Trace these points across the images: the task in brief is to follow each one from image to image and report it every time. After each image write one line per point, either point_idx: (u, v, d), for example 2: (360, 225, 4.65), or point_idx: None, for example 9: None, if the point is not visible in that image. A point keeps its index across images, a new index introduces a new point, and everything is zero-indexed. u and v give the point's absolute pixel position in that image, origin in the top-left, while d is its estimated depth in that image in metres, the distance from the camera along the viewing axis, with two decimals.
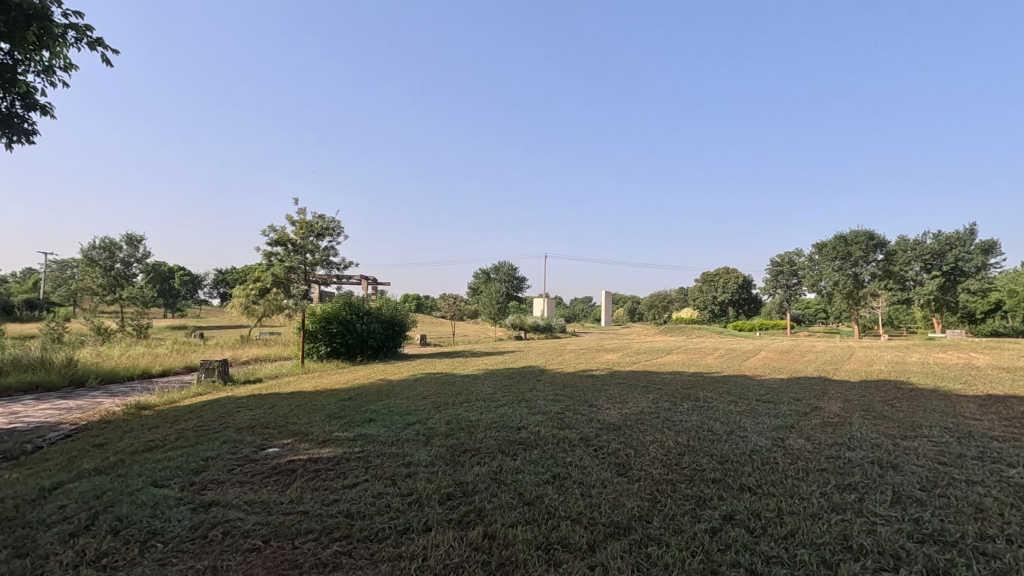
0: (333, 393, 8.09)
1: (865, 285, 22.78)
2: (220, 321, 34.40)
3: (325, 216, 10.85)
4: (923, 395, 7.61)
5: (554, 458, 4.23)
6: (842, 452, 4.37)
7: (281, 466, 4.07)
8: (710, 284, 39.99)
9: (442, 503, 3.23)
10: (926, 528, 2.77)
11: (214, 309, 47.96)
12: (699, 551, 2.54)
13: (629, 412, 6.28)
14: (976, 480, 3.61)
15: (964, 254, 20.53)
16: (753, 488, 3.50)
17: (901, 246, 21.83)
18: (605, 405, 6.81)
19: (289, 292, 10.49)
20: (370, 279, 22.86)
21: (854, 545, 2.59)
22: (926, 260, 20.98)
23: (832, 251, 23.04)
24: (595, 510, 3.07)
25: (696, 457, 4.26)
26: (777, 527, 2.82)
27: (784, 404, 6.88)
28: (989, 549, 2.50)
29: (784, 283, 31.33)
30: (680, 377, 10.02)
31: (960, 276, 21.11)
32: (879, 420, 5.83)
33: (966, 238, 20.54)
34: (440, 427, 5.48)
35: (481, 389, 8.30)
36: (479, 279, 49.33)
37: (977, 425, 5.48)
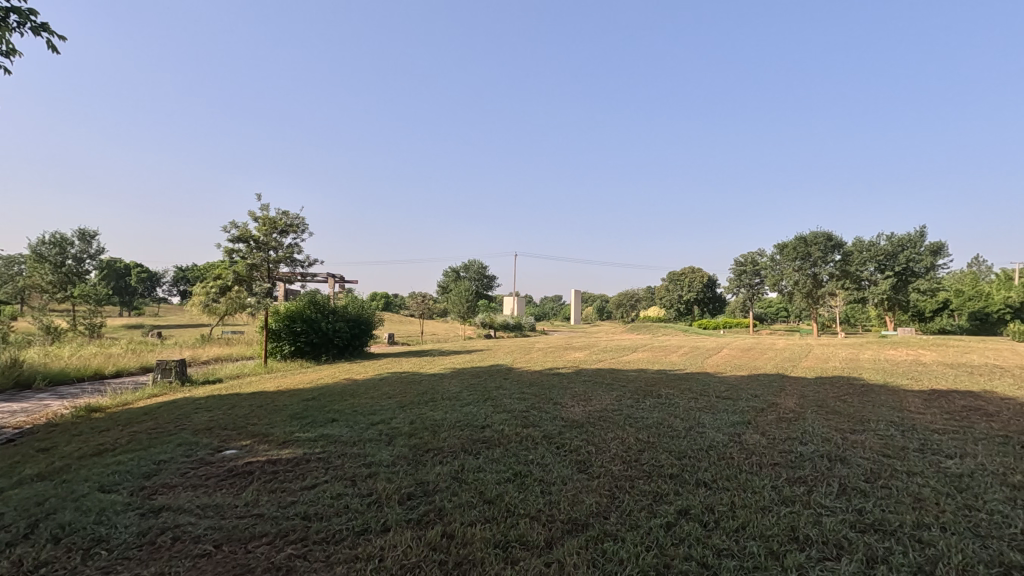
0: (294, 393, 7.85)
1: (824, 284, 23.68)
2: (180, 321, 33.01)
3: (288, 211, 10.52)
4: (873, 391, 7.90)
5: (515, 456, 4.23)
6: (794, 446, 4.50)
7: (237, 468, 3.93)
8: (676, 284, 40.49)
9: (401, 504, 3.17)
10: (867, 518, 2.87)
11: (173, 308, 46.24)
12: (654, 546, 2.57)
13: (592, 410, 6.31)
14: (916, 470, 3.76)
15: (914, 255, 21.48)
16: (707, 483, 3.56)
17: (857, 247, 22.72)
18: (570, 403, 6.82)
19: (251, 289, 10.16)
20: (336, 276, 22.13)
21: (800, 536, 2.67)
22: (879, 261, 21.89)
23: (792, 251, 24.03)
24: (554, 508, 3.07)
25: (655, 453, 4.33)
26: (729, 521, 2.87)
27: (742, 401, 7.04)
28: (924, 537, 2.61)
29: (748, 283, 32.25)
30: (644, 374, 10.15)
31: (911, 277, 21.90)
32: (831, 415, 6.03)
33: (916, 239, 21.47)
34: (403, 426, 5.40)
35: (445, 388, 8.17)
36: (448, 278, 48.66)
37: (920, 419, 5.73)
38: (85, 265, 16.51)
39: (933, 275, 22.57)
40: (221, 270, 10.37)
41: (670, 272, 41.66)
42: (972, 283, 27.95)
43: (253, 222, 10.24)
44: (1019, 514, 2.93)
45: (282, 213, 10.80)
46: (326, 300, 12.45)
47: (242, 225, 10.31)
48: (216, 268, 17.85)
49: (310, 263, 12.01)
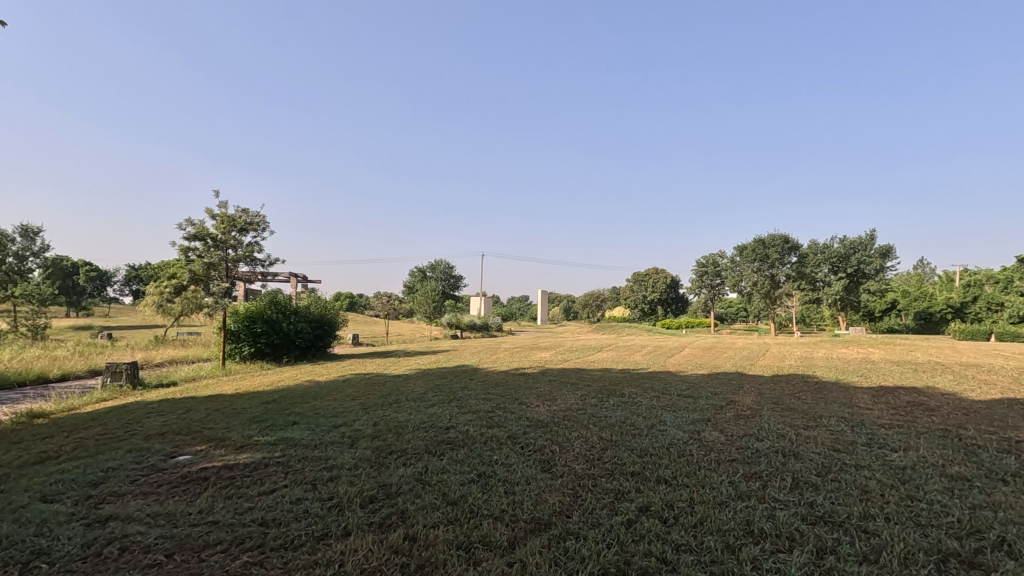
0: (253, 396, 7.62)
1: (781, 285, 24.35)
2: (132, 321, 31.69)
3: (248, 209, 10.15)
4: (826, 388, 8.21)
5: (479, 457, 4.21)
6: (751, 442, 4.62)
7: (191, 474, 3.77)
8: (641, 284, 41.14)
9: (363, 506, 3.11)
10: (818, 511, 2.98)
11: (124, 309, 44.27)
12: (615, 542, 2.60)
13: (557, 410, 6.35)
14: (863, 464, 3.92)
15: (865, 257, 22.68)
16: (668, 480, 3.61)
17: (812, 250, 23.70)
18: (535, 403, 6.85)
19: (208, 289, 9.73)
20: (299, 275, 21.57)
21: (756, 530, 2.74)
22: (833, 263, 22.92)
23: (751, 253, 24.53)
24: (517, 508, 3.07)
25: (618, 451, 4.38)
26: (688, 516, 2.93)
27: (703, 398, 7.20)
28: (869, 527, 2.73)
29: (709, 283, 33.18)
30: (609, 374, 10.29)
31: (861, 278, 23.22)
32: (786, 411, 6.24)
33: (867, 242, 22.80)
34: (366, 428, 5.30)
35: (411, 390, 8.07)
36: (414, 278, 48.12)
37: (868, 414, 5.98)
38: (27, 262, 15.41)
39: (881, 276, 24.12)
40: (176, 269, 9.88)
41: (635, 273, 42.28)
42: (916, 284, 29.50)
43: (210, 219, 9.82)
44: (957, 503, 3.10)
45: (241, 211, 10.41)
46: (287, 300, 12.13)
47: (198, 222, 9.87)
48: (172, 266, 17.06)
49: (272, 262, 11.64)
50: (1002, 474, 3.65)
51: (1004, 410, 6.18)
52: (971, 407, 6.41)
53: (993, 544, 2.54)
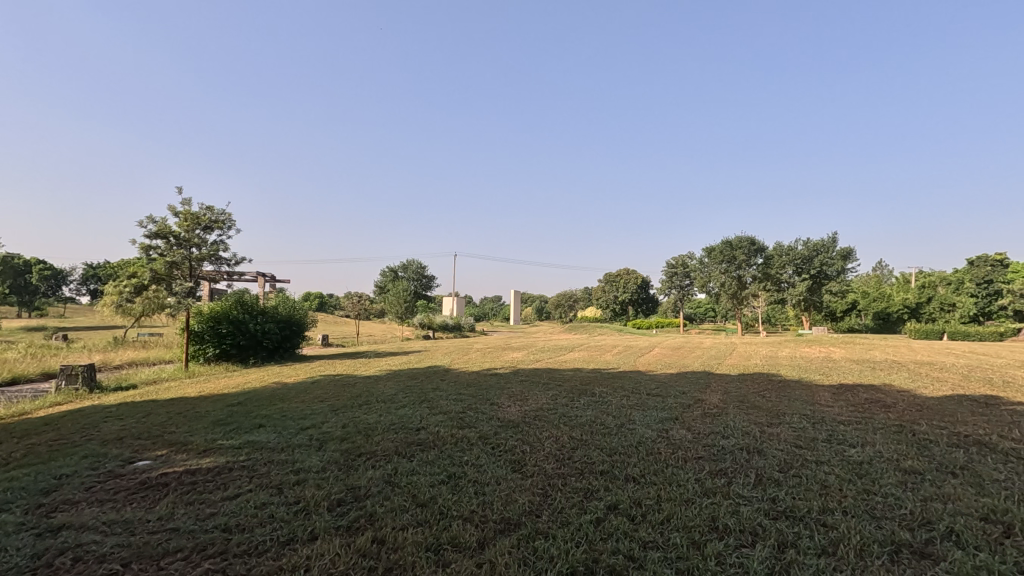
0: (218, 398, 7.41)
1: (747, 286, 24.90)
2: (89, 321, 30.49)
3: (213, 206, 9.57)
4: (789, 386, 8.46)
5: (450, 458, 4.19)
6: (717, 440, 4.72)
7: (151, 480, 3.63)
8: (612, 285, 41.56)
9: (330, 510, 3.06)
10: (780, 506, 3.06)
11: (81, 309, 42.61)
12: (585, 541, 2.61)
13: (528, 410, 6.37)
14: (823, 459, 4.04)
15: (828, 259, 23.25)
16: (636, 478, 3.66)
17: (778, 252, 24.33)
18: (506, 403, 6.85)
19: (170, 289, 9.15)
20: (268, 275, 21.06)
21: (721, 525, 2.80)
22: (797, 264, 23.49)
23: (719, 255, 25.26)
24: (487, 508, 3.06)
25: (588, 450, 4.42)
26: (655, 514, 2.97)
27: (671, 397, 7.33)
28: (828, 521, 2.81)
29: (679, 284, 33.92)
30: (580, 373, 10.39)
31: (824, 279, 23.94)
32: (751, 409, 6.40)
33: (830, 245, 23.31)
34: (335, 431, 5.21)
35: (381, 391, 7.96)
36: (386, 277, 47.58)
37: (829, 411, 6.19)
38: None
39: (843, 277, 24.95)
40: (137, 268, 9.29)
41: (607, 273, 42.70)
42: (876, 286, 30.62)
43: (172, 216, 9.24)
44: (909, 495, 3.22)
45: (205, 207, 9.74)
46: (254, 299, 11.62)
47: (160, 220, 9.29)
48: (132, 264, 16.32)
49: (238, 260, 11.21)
50: (951, 466, 3.81)
51: (954, 406, 6.46)
52: (925, 403, 6.69)
53: (942, 534, 2.65)
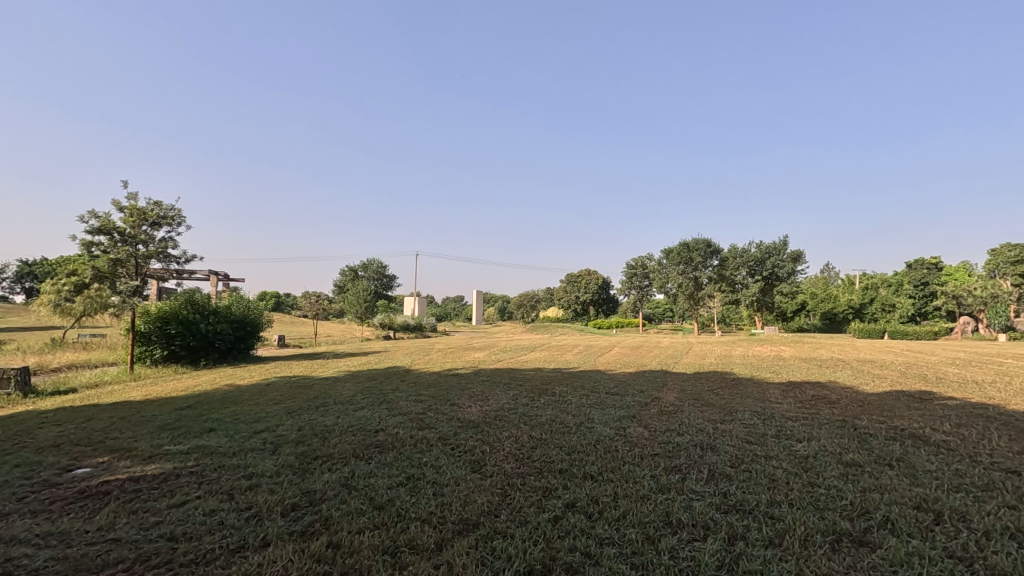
0: (166, 401, 7.12)
1: (703, 287, 25.80)
2: (25, 321, 28.76)
3: (163, 201, 8.84)
4: (742, 383, 8.77)
5: (409, 459, 4.16)
6: (672, 437, 4.86)
7: (90, 489, 3.46)
8: (574, 285, 41.98)
9: (284, 515, 2.99)
10: (731, 500, 3.18)
11: (16, 308, 40.15)
12: (542, 539, 2.65)
13: (489, 410, 6.38)
14: (772, 454, 4.22)
15: (778, 262, 24.15)
16: (594, 476, 3.72)
17: (732, 254, 25.14)
18: (467, 404, 6.85)
19: (114, 288, 8.33)
20: (221, 274, 20.30)
21: (674, 520, 2.88)
22: (751, 266, 24.34)
23: (677, 257, 25.68)
24: (445, 509, 3.05)
25: (547, 449, 4.46)
26: (612, 511, 3.03)
27: (629, 396, 7.49)
28: (776, 513, 2.94)
29: (639, 284, 34.75)
30: (541, 373, 10.47)
31: (776, 281, 24.76)
32: (706, 407, 6.60)
33: (780, 248, 24.21)
34: (291, 433, 5.09)
35: (338, 393, 7.80)
36: (345, 276, 46.65)
37: (778, 408, 6.45)
38: None
39: (793, 279, 26.00)
40: (77, 265, 8.47)
41: (568, 273, 43.10)
42: (823, 287, 32.03)
43: (117, 211, 8.49)
44: (851, 486, 3.39)
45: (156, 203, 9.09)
46: (204, 298, 10.92)
47: (102, 213, 8.52)
48: (72, 261, 15.42)
49: (189, 257, 10.63)
50: (889, 458, 4.04)
51: (892, 401, 6.84)
52: (866, 399, 7.05)
53: (879, 523, 2.81)
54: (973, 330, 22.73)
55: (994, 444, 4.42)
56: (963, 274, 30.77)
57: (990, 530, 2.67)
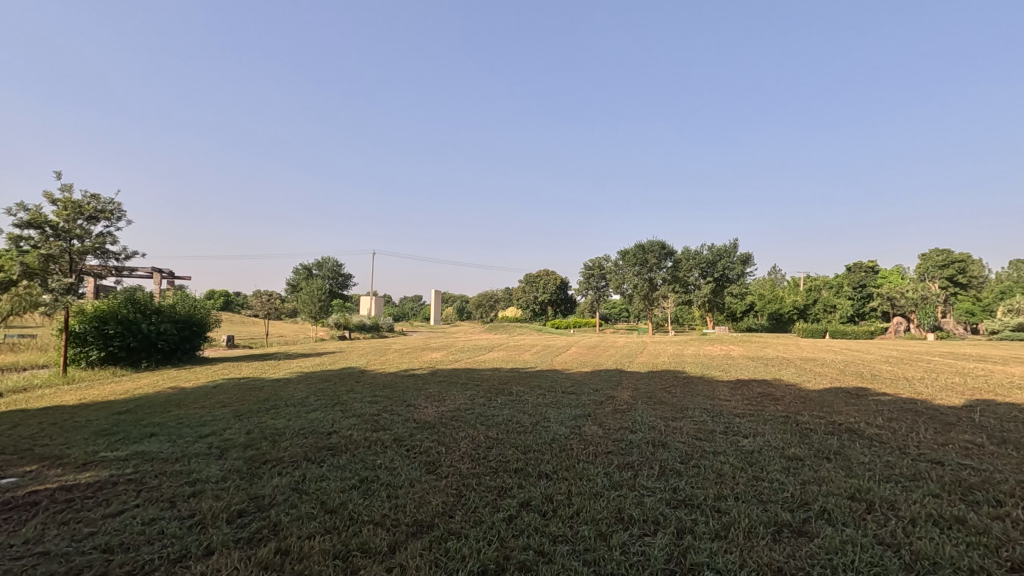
0: (102, 405, 6.75)
1: (658, 288, 26.23)
2: None
3: (100, 194, 8.45)
4: (693, 382, 9.07)
5: (363, 462, 4.12)
6: (625, 435, 4.99)
7: (15, 500, 3.26)
8: (532, 285, 42.17)
9: (229, 522, 2.91)
10: (680, 495, 3.30)
11: None
12: (495, 539, 2.68)
13: (445, 410, 6.37)
14: (719, 450, 4.39)
15: (728, 264, 25.39)
16: (548, 474, 3.79)
17: (685, 255, 25.98)
18: (423, 404, 6.81)
19: (46, 285, 7.70)
20: (165, 273, 19.32)
21: (626, 517, 2.96)
22: (703, 268, 25.52)
23: (633, 259, 26.08)
24: (400, 511, 3.04)
25: (503, 449, 4.50)
26: (565, 508, 3.10)
27: (585, 395, 7.61)
28: (721, 507, 3.07)
29: (596, 284, 35.36)
30: (498, 373, 10.50)
31: (726, 282, 26.05)
32: (658, 405, 6.79)
33: (731, 251, 25.36)
34: (238, 437, 4.94)
35: (290, 395, 7.59)
36: (299, 274, 45.29)
37: (726, 405, 6.71)
38: None
39: (742, 280, 27.00)
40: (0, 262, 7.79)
41: (527, 273, 43.31)
42: (770, 288, 33.40)
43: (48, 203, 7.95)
44: (791, 479, 3.57)
45: (91, 196, 8.58)
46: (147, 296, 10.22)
47: (31, 206, 7.95)
48: None
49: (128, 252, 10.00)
50: (827, 452, 4.27)
51: (831, 397, 7.21)
52: (808, 396, 7.42)
53: (816, 514, 2.98)
54: (905, 329, 24.20)
55: (920, 436, 4.75)
56: (897, 277, 32.73)
57: (917, 517, 2.87)
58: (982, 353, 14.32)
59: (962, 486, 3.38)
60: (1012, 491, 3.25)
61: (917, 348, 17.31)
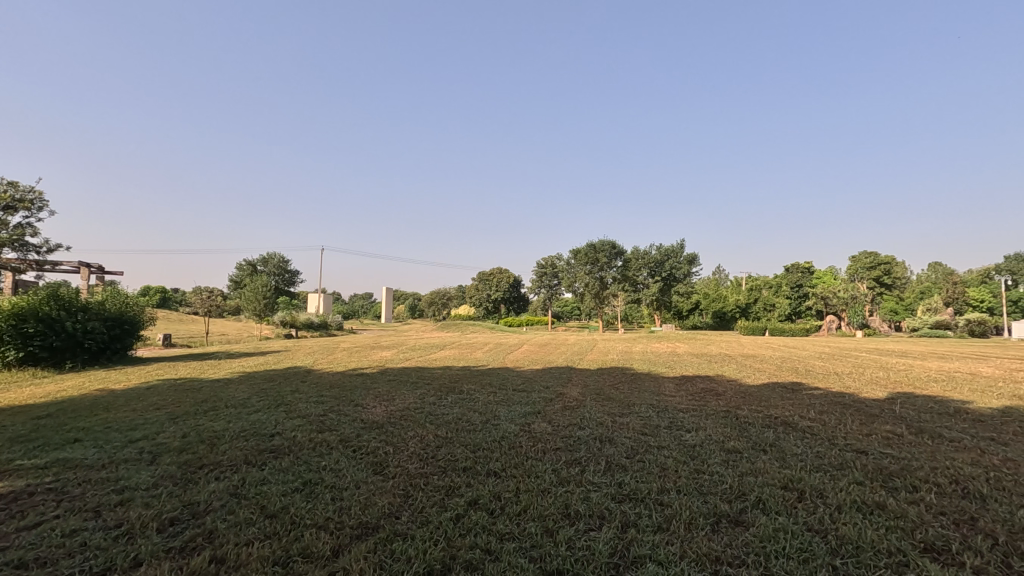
0: (17, 410, 5.91)
1: (608, 287, 26.52)
2: None
3: (17, 182, 7.70)
4: (641, 378, 9.10)
5: (306, 463, 3.65)
6: (573, 431, 4.83)
7: None
8: (484, 283, 41.94)
9: (161, 531, 2.45)
10: (625, 489, 3.09)
11: None
12: (442, 539, 2.36)
13: (394, 409, 6.02)
14: (664, 445, 4.28)
15: (676, 264, 25.90)
16: (497, 472, 3.51)
17: (635, 255, 26.17)
18: (372, 404, 6.42)
19: None
20: (92, 268, 17.73)
21: (571, 512, 2.71)
22: (651, 268, 25.88)
23: (584, 257, 26.62)
24: (344, 513, 2.66)
25: (453, 448, 4.16)
26: (513, 505, 2.81)
27: (535, 392, 7.47)
28: (666, 500, 2.89)
29: (548, 284, 35.56)
30: (448, 371, 10.20)
31: (673, 282, 26.55)
32: (606, 401, 6.71)
33: (678, 251, 25.92)
34: (174, 441, 4.30)
35: (231, 395, 6.93)
36: (242, 270, 43.08)
37: (672, 400, 6.72)
38: None
39: (688, 280, 27.73)
40: None
41: (480, 272, 43.08)
42: (714, 288, 34.41)
43: None
44: (729, 471, 3.46)
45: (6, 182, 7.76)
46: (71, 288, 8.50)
47: None
48: None
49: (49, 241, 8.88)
50: (764, 444, 4.23)
51: (769, 392, 7.38)
52: (748, 391, 7.55)
53: (751, 503, 2.85)
54: (835, 327, 25.52)
55: (846, 427, 4.84)
56: (830, 280, 34.44)
57: (841, 504, 2.82)
58: (904, 350, 15.16)
59: (882, 473, 3.40)
60: (926, 477, 3.28)
61: (847, 345, 18.17)
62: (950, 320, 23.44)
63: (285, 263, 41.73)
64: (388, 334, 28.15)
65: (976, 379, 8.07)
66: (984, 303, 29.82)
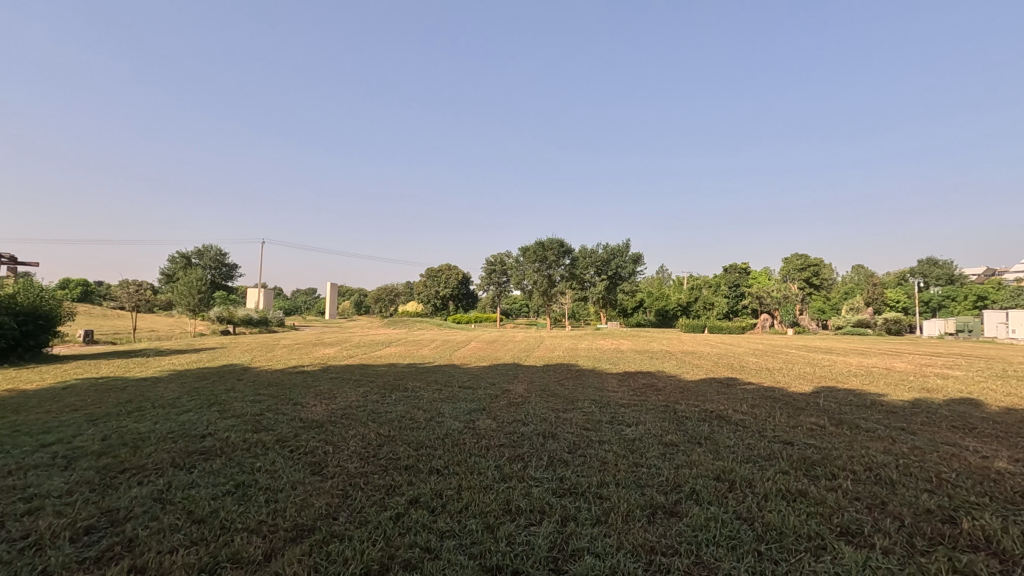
0: None
1: (556, 285, 26.66)
2: None
3: None
4: (587, 374, 9.09)
5: (239, 465, 3.19)
6: (518, 427, 4.64)
7: None
8: (433, 279, 41.32)
9: (75, 540, 1.93)
10: (567, 484, 2.85)
11: None
12: (380, 538, 1.98)
13: (335, 408, 5.63)
14: (605, 439, 4.15)
15: (622, 263, 26.38)
16: (440, 470, 3.20)
17: (583, 254, 26.66)
18: (311, 402, 6.00)
19: None
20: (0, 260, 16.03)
21: (512, 507, 2.41)
22: (598, 266, 26.28)
23: (533, 255, 26.26)
24: (277, 514, 2.23)
25: (395, 446, 3.82)
26: (455, 503, 2.46)
27: (481, 389, 7.24)
28: (603, 492, 2.66)
29: (496, 281, 35.34)
30: (394, 368, 9.85)
31: (619, 280, 27.10)
32: (551, 397, 6.59)
33: (624, 250, 26.42)
34: (92, 445, 3.69)
35: (158, 394, 6.28)
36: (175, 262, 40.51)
37: (616, 396, 6.69)
38: None
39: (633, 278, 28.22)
40: None
41: (429, 268, 42.35)
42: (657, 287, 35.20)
43: None
44: (666, 464, 3.33)
45: None
46: None
47: None
48: None
49: None
50: (698, 437, 4.18)
51: (705, 386, 7.50)
52: (687, 385, 7.64)
53: (685, 495, 2.70)
54: (768, 326, 26.68)
55: (776, 420, 4.90)
56: (765, 280, 36.00)
57: (767, 493, 2.72)
58: (830, 346, 15.91)
59: (805, 462, 3.40)
60: (843, 465, 3.31)
61: (779, 341, 18.97)
62: (870, 320, 24.91)
63: (222, 255, 39.54)
64: (333, 329, 27.17)
65: (889, 374, 8.52)
66: (901, 304, 31.85)
